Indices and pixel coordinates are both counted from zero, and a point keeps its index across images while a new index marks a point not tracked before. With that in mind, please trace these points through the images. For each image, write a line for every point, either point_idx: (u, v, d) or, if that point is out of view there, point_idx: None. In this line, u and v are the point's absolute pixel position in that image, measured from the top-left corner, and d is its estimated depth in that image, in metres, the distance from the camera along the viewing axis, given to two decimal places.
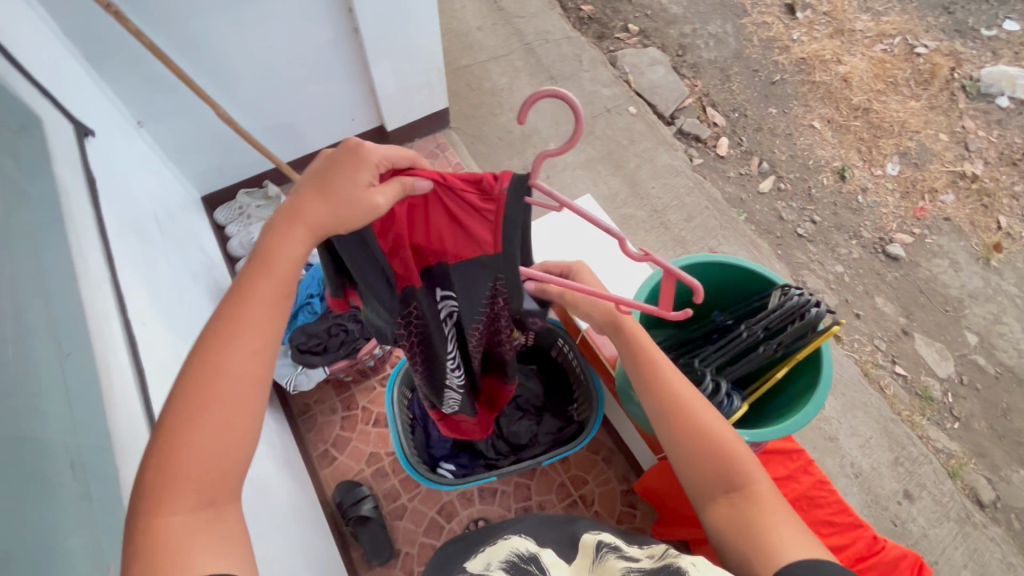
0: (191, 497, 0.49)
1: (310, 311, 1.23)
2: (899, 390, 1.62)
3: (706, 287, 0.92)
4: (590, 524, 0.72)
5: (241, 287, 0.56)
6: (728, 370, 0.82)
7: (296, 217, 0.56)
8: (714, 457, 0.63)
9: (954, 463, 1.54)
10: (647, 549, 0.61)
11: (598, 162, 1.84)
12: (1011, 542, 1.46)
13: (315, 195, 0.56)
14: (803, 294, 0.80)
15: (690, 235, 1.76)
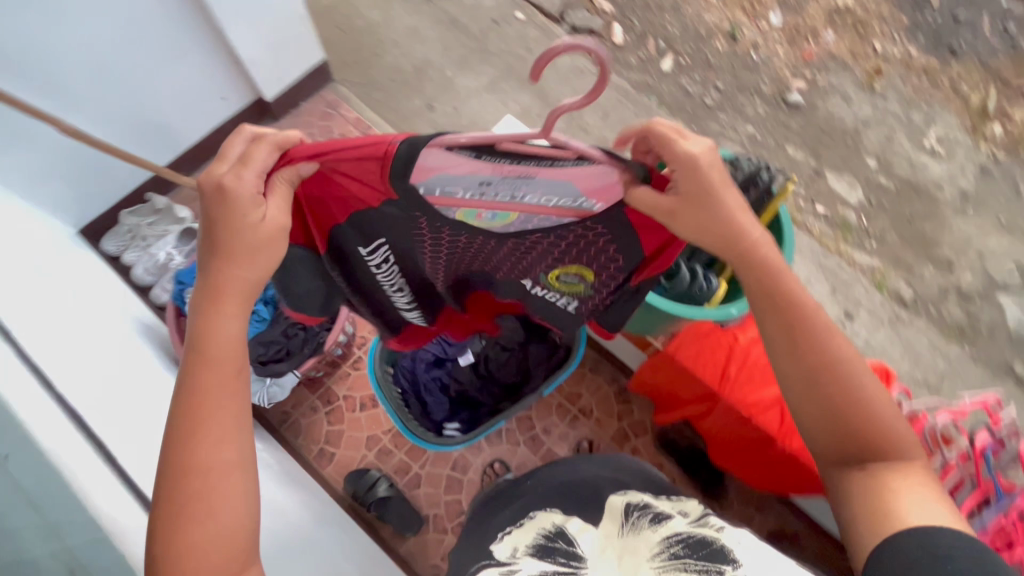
0: (220, 554, 0.54)
1: (258, 319, 1.11)
2: (823, 227, 1.77)
3: None
4: (615, 486, 0.78)
5: (190, 379, 0.56)
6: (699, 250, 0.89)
7: (217, 289, 0.56)
8: (851, 413, 0.59)
9: (879, 276, 1.74)
10: (676, 506, 0.69)
11: (503, 79, 1.75)
12: (933, 327, 1.70)
13: (225, 264, 0.55)
14: (752, 162, 0.83)
15: (610, 132, 1.76)
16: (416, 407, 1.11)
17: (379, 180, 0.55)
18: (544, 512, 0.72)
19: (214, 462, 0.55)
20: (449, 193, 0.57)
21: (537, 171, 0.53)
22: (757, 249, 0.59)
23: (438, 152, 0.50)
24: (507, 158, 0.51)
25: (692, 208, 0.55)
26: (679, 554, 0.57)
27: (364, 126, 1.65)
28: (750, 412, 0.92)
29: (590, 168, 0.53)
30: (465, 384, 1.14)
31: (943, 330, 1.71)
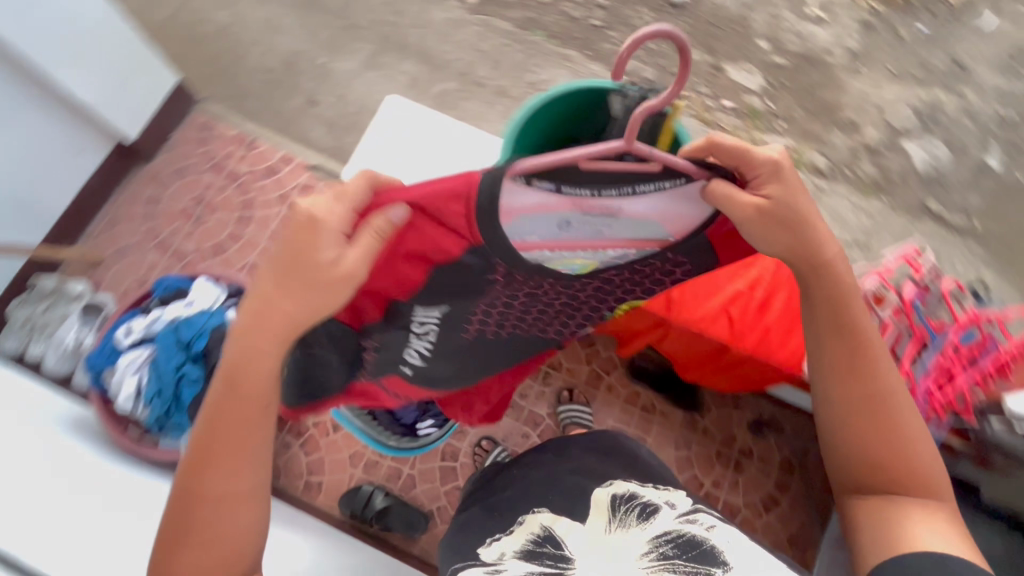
0: (209, 543, 0.63)
1: (189, 382, 0.97)
2: (733, 121, 1.80)
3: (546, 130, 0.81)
4: (596, 477, 0.78)
5: (225, 398, 0.60)
6: None
7: (262, 325, 0.58)
8: (886, 444, 0.67)
9: (793, 154, 1.79)
10: (661, 494, 0.73)
11: (381, 53, 1.66)
12: (851, 189, 1.79)
13: (279, 297, 0.56)
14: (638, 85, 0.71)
15: (506, 80, 1.69)
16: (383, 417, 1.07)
17: (464, 222, 0.53)
18: (534, 512, 0.74)
19: (219, 486, 0.62)
20: (531, 232, 0.55)
21: (617, 197, 0.53)
22: (831, 271, 0.64)
23: (523, 180, 0.49)
24: (591, 189, 0.52)
25: (777, 223, 0.57)
26: (668, 554, 0.62)
27: (249, 140, 1.53)
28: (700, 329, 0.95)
29: (679, 189, 0.54)
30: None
31: (862, 188, 1.79)
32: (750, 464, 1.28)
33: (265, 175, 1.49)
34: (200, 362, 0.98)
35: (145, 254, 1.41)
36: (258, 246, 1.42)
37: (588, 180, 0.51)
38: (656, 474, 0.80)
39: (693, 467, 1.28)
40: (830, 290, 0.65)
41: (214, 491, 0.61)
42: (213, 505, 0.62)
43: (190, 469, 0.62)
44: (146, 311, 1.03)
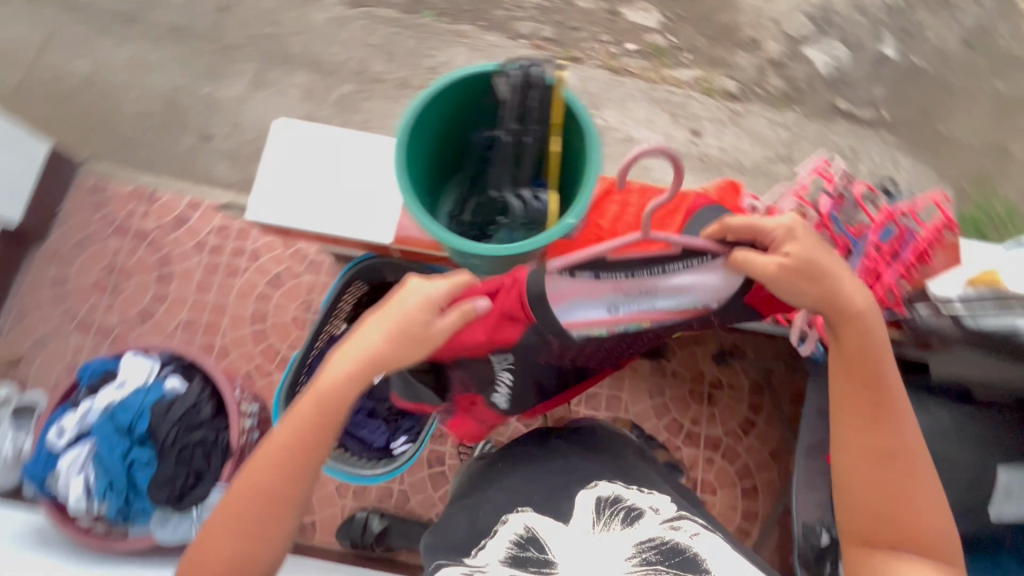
0: (234, 555, 0.67)
1: (142, 464, 0.93)
2: (639, 63, 1.79)
3: (444, 126, 0.77)
4: (581, 479, 0.80)
5: (308, 423, 0.68)
6: (520, 176, 0.75)
7: (360, 360, 0.67)
8: (894, 491, 0.68)
9: (704, 84, 1.81)
10: (648, 500, 0.76)
11: (267, 69, 1.57)
12: (765, 106, 1.82)
13: (382, 342, 0.68)
14: (520, 65, 0.69)
15: (405, 70, 1.62)
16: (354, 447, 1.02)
17: (520, 308, 0.72)
18: (518, 511, 0.76)
19: (274, 499, 0.67)
20: (588, 315, 0.74)
21: (649, 278, 0.71)
22: (863, 321, 0.68)
23: (557, 269, 0.69)
24: (621, 271, 0.70)
25: (795, 272, 0.66)
26: (652, 560, 0.65)
27: (147, 191, 1.42)
28: None
29: (699, 267, 0.70)
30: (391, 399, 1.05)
31: (774, 103, 1.83)
32: (722, 394, 1.33)
33: (175, 225, 1.39)
34: (149, 441, 0.94)
35: (67, 338, 1.32)
36: (187, 301, 1.34)
37: (616, 264, 0.70)
38: (647, 478, 0.82)
39: (671, 411, 1.32)
40: (868, 346, 0.68)
41: (266, 493, 0.66)
42: (255, 519, 0.67)
43: (247, 472, 0.68)
44: (77, 404, 0.97)
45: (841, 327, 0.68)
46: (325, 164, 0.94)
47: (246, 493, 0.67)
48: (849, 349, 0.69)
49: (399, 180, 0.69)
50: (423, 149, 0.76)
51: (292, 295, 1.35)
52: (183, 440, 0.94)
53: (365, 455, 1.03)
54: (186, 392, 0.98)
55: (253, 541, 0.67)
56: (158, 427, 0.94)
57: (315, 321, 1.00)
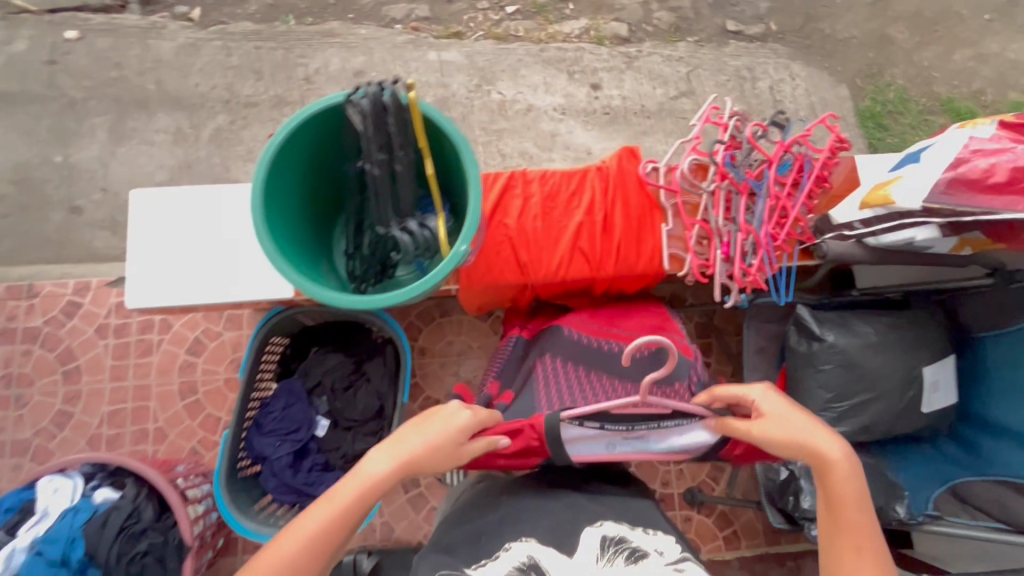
0: None
1: None
2: (524, 24, 1.71)
3: (305, 166, 0.70)
4: (587, 514, 0.76)
5: (342, 509, 0.62)
6: (402, 205, 0.70)
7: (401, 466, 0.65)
8: None
9: (593, 32, 1.75)
10: (653, 539, 0.71)
11: (123, 118, 1.41)
12: (657, 43, 1.79)
13: (425, 446, 0.68)
14: (368, 88, 0.63)
15: (277, 86, 1.49)
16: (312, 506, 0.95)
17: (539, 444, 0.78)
18: (521, 540, 0.71)
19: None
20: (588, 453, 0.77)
21: (648, 431, 0.78)
22: (833, 470, 0.65)
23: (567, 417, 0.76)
24: (625, 424, 0.77)
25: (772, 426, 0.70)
26: None
27: (22, 284, 1.27)
28: (560, 278, 0.90)
29: (689, 426, 0.78)
30: (342, 445, 0.98)
31: (666, 39, 1.80)
32: None
33: (66, 315, 1.26)
34: (91, 565, 0.87)
35: None
36: (104, 393, 1.23)
37: (622, 417, 0.77)
38: (647, 517, 0.77)
39: None
40: (845, 498, 0.64)
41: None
42: None
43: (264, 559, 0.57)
44: None
45: (826, 478, 0.65)
46: (205, 226, 0.87)
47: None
48: (826, 495, 0.65)
49: (265, 243, 0.61)
50: (288, 199, 0.68)
51: (218, 358, 1.26)
52: (128, 554, 0.88)
53: None
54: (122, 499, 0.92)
55: None
56: (97, 549, 0.87)
57: (240, 384, 0.92)
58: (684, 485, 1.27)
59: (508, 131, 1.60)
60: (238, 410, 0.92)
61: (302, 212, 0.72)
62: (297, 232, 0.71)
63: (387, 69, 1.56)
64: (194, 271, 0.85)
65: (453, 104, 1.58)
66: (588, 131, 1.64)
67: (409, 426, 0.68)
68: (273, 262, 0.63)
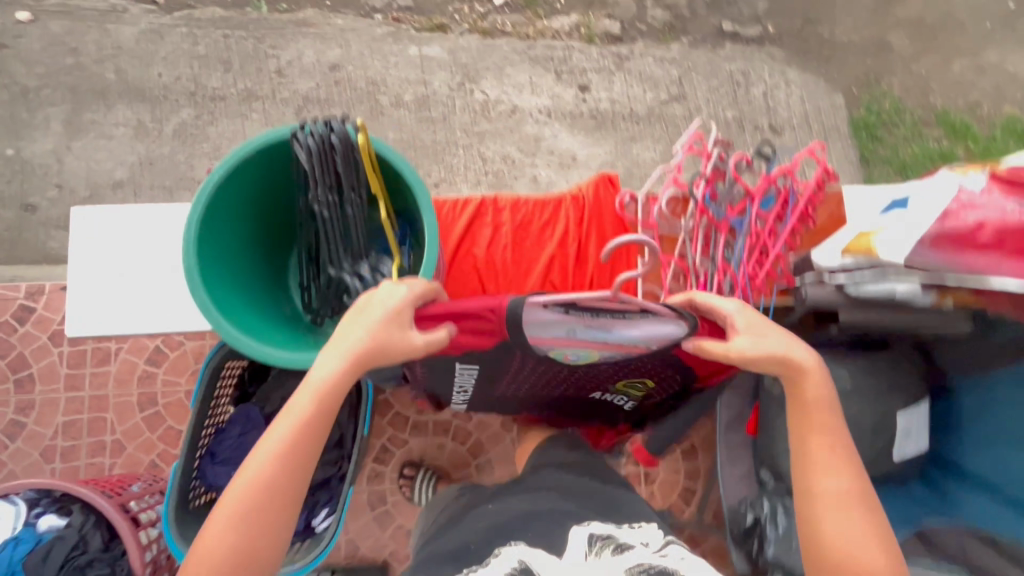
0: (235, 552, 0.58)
1: None
2: (512, 18, 1.62)
3: (245, 201, 0.67)
4: (575, 516, 0.74)
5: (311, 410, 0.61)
6: (354, 247, 0.68)
7: (353, 363, 0.61)
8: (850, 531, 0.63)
9: (585, 30, 1.67)
10: (639, 535, 0.68)
11: (80, 110, 1.33)
12: (650, 42, 1.72)
13: (378, 331, 0.62)
14: (315, 126, 0.60)
15: (247, 79, 1.41)
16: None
17: (492, 330, 0.66)
18: (508, 546, 0.67)
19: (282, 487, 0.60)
20: (547, 339, 0.68)
21: (612, 325, 0.67)
22: (800, 373, 0.67)
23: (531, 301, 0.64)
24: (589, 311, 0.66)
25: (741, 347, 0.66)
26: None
27: None
28: None
29: (658, 323, 0.67)
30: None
31: (659, 38, 1.73)
32: None
33: (17, 320, 1.20)
34: None
35: None
36: (59, 402, 1.19)
37: (589, 307, 0.65)
38: (633, 512, 0.75)
39: None
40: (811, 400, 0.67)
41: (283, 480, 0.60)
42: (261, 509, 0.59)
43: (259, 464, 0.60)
44: None
45: (794, 377, 0.67)
46: (134, 250, 0.90)
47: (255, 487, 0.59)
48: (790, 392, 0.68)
49: (197, 295, 0.59)
50: (226, 236, 0.65)
51: (178, 369, 1.21)
52: None
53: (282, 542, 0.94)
54: (68, 528, 0.89)
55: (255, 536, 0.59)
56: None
57: (192, 414, 0.88)
58: (655, 508, 1.26)
59: (490, 134, 1.53)
60: (189, 441, 0.88)
61: (244, 247, 0.69)
62: (246, 270, 0.69)
63: (364, 63, 1.48)
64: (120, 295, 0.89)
65: (433, 103, 1.51)
66: (574, 136, 1.58)
67: (347, 321, 0.62)
68: (206, 314, 0.60)
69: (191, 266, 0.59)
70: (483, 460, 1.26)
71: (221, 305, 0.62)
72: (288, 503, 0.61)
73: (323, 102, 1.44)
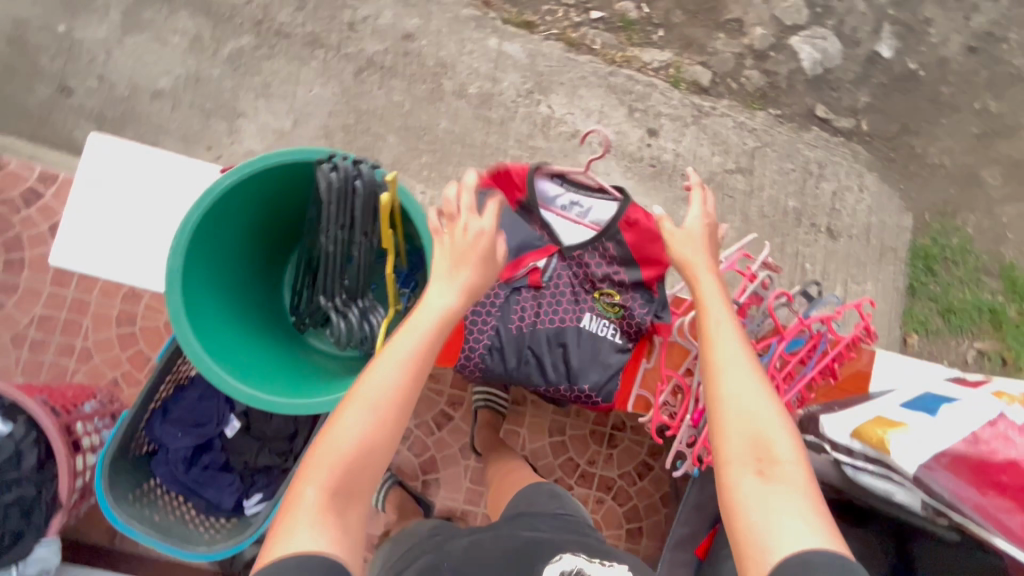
0: (344, 461, 0.62)
1: None
2: (604, 37, 1.53)
3: (251, 205, 0.74)
4: (549, 548, 0.77)
5: (425, 340, 0.66)
6: (351, 282, 0.76)
7: (464, 293, 0.68)
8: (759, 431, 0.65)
9: (673, 72, 1.58)
10: (609, 573, 0.73)
11: (143, 7, 1.29)
12: (736, 104, 1.62)
13: (475, 269, 0.69)
14: (342, 168, 0.67)
15: (317, 24, 1.35)
16: (198, 503, 0.92)
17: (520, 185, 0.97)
18: None
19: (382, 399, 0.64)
20: (542, 205, 0.98)
21: (588, 201, 0.98)
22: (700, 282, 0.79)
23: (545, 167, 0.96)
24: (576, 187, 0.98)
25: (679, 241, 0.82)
26: None
27: None
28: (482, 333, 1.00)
29: (607, 203, 0.98)
30: (245, 454, 0.93)
31: (746, 102, 1.63)
32: (623, 436, 1.29)
33: (24, 201, 1.19)
34: None
35: None
36: (41, 294, 1.18)
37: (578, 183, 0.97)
38: (605, 547, 0.79)
39: (569, 451, 1.28)
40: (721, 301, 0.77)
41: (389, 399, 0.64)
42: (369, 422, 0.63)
43: (373, 374, 0.65)
44: None
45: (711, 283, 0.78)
46: (134, 197, 0.99)
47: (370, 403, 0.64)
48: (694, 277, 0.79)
49: (173, 298, 0.65)
50: (221, 233, 0.72)
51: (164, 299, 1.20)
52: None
53: (212, 515, 0.92)
54: (8, 438, 0.88)
55: (361, 452, 0.63)
56: None
57: (155, 367, 0.87)
58: None
59: (542, 152, 1.46)
60: (144, 394, 0.87)
61: (237, 243, 0.76)
62: (230, 268, 0.76)
63: (438, 41, 1.42)
64: (112, 231, 0.98)
65: (496, 103, 1.44)
66: (625, 178, 1.51)
67: (447, 236, 0.70)
68: (179, 314, 0.66)
69: (178, 265, 0.65)
70: (431, 478, 1.24)
71: (194, 311, 0.68)
72: (394, 421, 0.64)
73: (386, 70, 1.39)
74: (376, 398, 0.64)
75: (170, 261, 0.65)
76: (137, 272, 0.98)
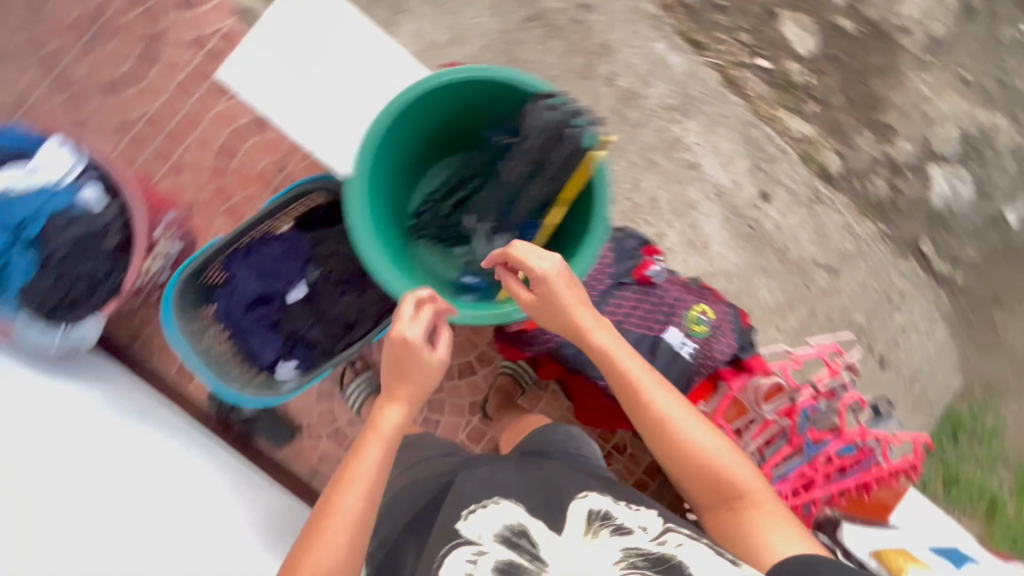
0: None
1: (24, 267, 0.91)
2: (761, 87, 1.50)
3: (453, 103, 0.81)
4: (577, 484, 0.76)
5: (358, 457, 0.70)
6: (507, 213, 0.83)
7: (406, 398, 0.73)
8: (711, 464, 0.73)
9: (808, 148, 1.52)
10: (634, 515, 0.71)
11: None
12: (850, 207, 1.55)
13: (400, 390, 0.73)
14: (560, 111, 0.74)
15: None
16: (240, 346, 0.95)
17: None
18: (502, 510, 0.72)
19: (347, 521, 0.67)
20: None
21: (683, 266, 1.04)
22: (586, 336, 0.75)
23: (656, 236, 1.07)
24: None
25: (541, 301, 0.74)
26: (638, 566, 0.64)
27: None
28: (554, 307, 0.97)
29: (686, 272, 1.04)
30: (298, 322, 0.96)
31: (862, 210, 1.55)
32: (618, 458, 1.30)
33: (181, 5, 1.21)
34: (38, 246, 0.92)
35: (27, 68, 1.20)
36: (160, 97, 1.20)
37: None
38: (633, 495, 0.78)
39: None
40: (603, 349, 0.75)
41: (352, 514, 0.67)
42: (329, 542, 0.66)
43: (333, 493, 0.69)
44: None
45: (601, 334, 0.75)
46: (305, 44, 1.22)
47: (330, 526, 0.67)
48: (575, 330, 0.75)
49: (365, 156, 0.73)
50: (413, 115, 0.79)
51: (266, 150, 1.21)
52: (72, 260, 0.92)
53: (248, 362, 0.95)
54: (101, 213, 0.95)
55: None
56: (52, 237, 0.92)
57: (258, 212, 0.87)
58: None
59: (658, 169, 1.47)
60: (238, 231, 0.88)
61: (418, 129, 0.83)
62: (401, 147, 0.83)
63: (610, 24, 1.43)
64: (280, 63, 1.21)
65: (636, 105, 1.45)
66: (721, 227, 1.51)
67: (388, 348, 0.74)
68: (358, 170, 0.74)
69: (380, 129, 0.73)
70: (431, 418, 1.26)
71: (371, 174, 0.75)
72: (358, 537, 0.68)
73: (552, 29, 1.39)
74: (330, 517, 0.67)
75: (376, 125, 0.72)
76: (282, 102, 1.21)
